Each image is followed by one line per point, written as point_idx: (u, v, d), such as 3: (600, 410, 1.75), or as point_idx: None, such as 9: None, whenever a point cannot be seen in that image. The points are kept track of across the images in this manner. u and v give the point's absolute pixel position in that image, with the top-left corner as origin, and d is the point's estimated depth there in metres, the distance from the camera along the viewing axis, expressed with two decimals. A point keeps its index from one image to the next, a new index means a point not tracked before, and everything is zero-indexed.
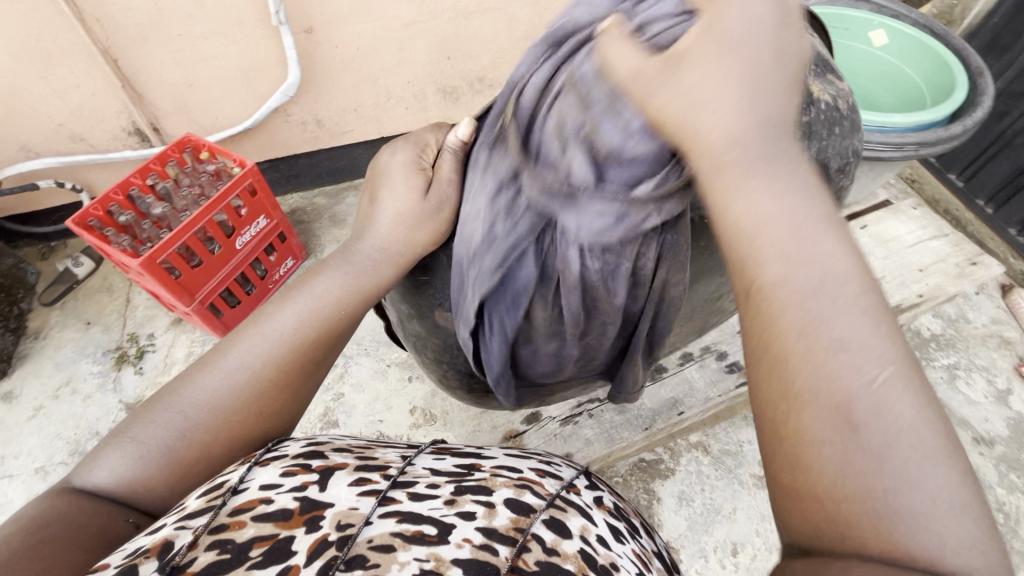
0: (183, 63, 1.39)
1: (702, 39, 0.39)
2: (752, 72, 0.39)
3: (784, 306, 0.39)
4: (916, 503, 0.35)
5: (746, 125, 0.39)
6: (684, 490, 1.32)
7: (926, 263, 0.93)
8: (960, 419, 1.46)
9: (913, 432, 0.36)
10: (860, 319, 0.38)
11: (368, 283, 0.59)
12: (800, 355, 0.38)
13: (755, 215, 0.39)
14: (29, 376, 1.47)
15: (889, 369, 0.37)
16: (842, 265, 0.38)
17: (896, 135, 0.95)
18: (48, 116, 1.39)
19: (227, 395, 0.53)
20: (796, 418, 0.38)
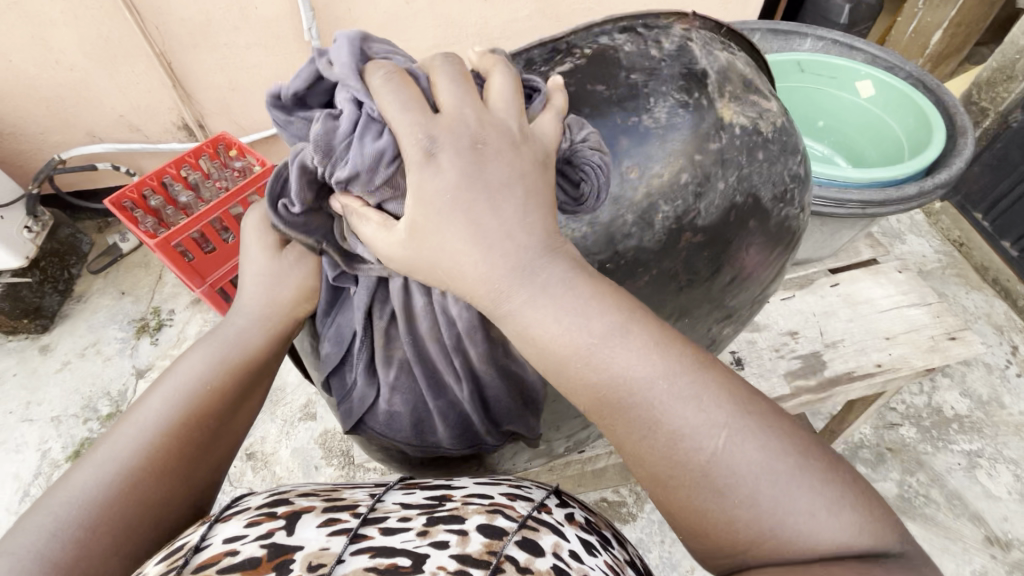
0: (228, 68, 1.54)
1: (455, 163, 0.43)
2: (476, 229, 0.43)
3: (626, 423, 0.44)
4: (793, 521, 0.40)
5: (505, 268, 0.43)
6: (642, 539, 1.26)
7: (895, 331, 0.87)
8: (974, 512, 1.30)
9: (756, 475, 0.41)
10: (686, 390, 0.43)
11: (235, 355, 0.60)
12: (650, 447, 0.44)
13: (566, 342, 0.44)
14: (65, 333, 1.65)
15: (716, 436, 0.42)
16: (656, 359, 0.43)
17: (838, 190, 0.89)
18: (112, 107, 1.57)
19: (100, 487, 0.50)
20: (670, 489, 0.44)
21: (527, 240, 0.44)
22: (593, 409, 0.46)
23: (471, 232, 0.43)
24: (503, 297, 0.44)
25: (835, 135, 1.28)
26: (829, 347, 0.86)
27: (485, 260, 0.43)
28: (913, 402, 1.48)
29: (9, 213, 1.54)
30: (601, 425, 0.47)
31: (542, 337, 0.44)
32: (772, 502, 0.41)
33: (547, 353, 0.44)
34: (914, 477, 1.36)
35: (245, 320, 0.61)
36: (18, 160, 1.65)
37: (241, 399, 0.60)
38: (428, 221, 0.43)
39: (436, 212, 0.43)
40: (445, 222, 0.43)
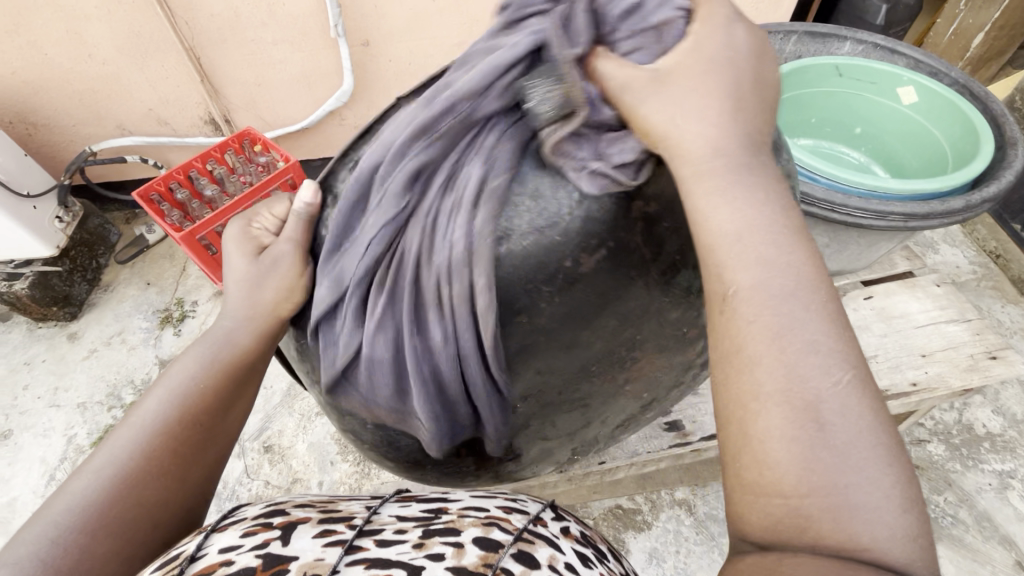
0: (255, 64, 1.55)
1: (750, 35, 0.51)
2: (719, 100, 0.47)
3: (759, 312, 0.43)
4: (864, 489, 0.38)
5: (724, 143, 0.47)
6: (657, 548, 1.24)
7: (931, 348, 0.85)
8: (1005, 536, 1.26)
9: (858, 431, 0.39)
10: (814, 329, 0.42)
11: (225, 356, 0.60)
12: (772, 358, 0.41)
13: (732, 224, 0.45)
14: (92, 322, 1.68)
15: (844, 374, 0.41)
16: (806, 278, 0.43)
17: (878, 202, 0.86)
18: (142, 101, 1.60)
19: (98, 492, 0.51)
20: (758, 408, 0.41)
21: (736, 138, 0.47)
22: (722, 296, 0.45)
23: (728, 99, 0.47)
24: (700, 173, 0.46)
25: (873, 142, 1.24)
26: (861, 363, 0.84)
27: (709, 111, 0.47)
28: (942, 419, 1.43)
29: (41, 203, 1.58)
30: (713, 319, 0.46)
31: (717, 216, 0.46)
32: (863, 464, 0.38)
33: (710, 229, 0.46)
34: (941, 496, 1.31)
35: (233, 320, 0.62)
36: (51, 151, 1.69)
37: (232, 401, 0.61)
38: (690, 67, 0.48)
39: (696, 68, 0.48)
40: (712, 66, 0.48)
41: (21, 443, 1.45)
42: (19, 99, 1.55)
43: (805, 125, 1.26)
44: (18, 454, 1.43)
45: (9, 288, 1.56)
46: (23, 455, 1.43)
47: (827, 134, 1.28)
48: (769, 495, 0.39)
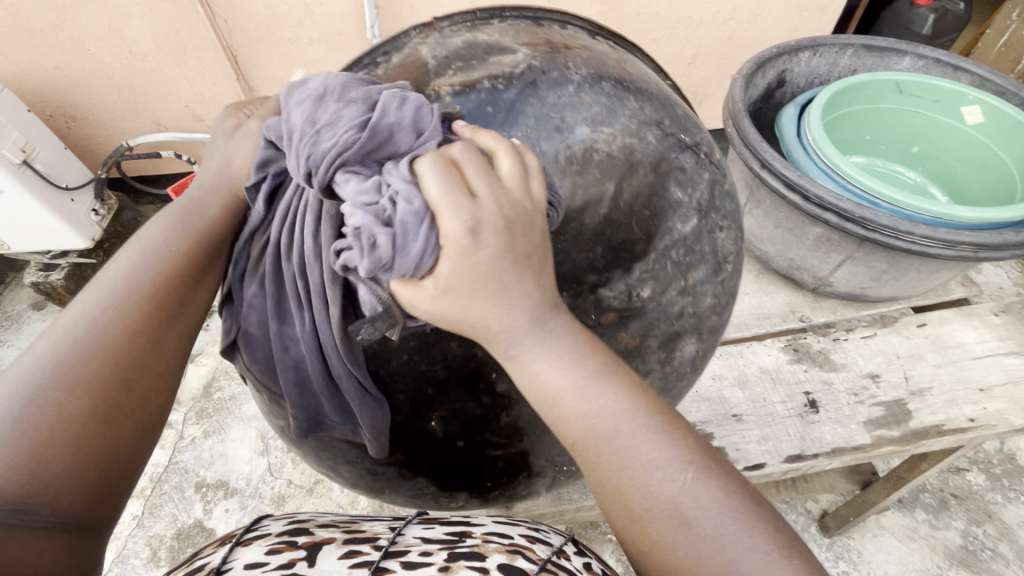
0: (290, 64, 1.55)
1: (494, 243, 0.43)
2: (508, 284, 0.45)
3: (602, 452, 0.46)
4: (744, 569, 0.41)
5: (533, 310, 0.47)
6: None
7: (990, 383, 0.85)
8: None
9: (719, 517, 0.43)
10: (653, 443, 0.45)
11: (197, 222, 0.59)
12: (625, 483, 0.45)
13: (562, 377, 0.47)
14: None
15: (685, 473, 0.44)
16: (626, 406, 0.46)
17: (948, 230, 0.82)
18: (178, 98, 1.62)
19: (69, 354, 0.50)
20: (638, 526, 0.45)
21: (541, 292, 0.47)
22: (574, 440, 0.47)
23: (514, 271, 0.45)
24: (512, 335, 0.47)
25: (930, 161, 1.20)
26: (915, 396, 0.85)
27: (513, 303, 0.45)
28: (983, 447, 1.38)
29: (79, 196, 1.60)
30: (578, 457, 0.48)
31: (545, 367, 0.47)
32: (734, 545, 0.42)
33: (542, 389, 0.47)
34: (980, 528, 1.26)
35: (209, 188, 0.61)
36: (88, 144, 1.72)
37: (207, 273, 0.59)
38: (467, 269, 0.44)
39: (471, 283, 0.43)
40: (495, 267, 0.43)
41: None
42: (60, 93, 1.57)
43: (859, 141, 1.22)
44: None
45: (45, 278, 1.60)
46: None
47: (882, 151, 1.23)
48: None
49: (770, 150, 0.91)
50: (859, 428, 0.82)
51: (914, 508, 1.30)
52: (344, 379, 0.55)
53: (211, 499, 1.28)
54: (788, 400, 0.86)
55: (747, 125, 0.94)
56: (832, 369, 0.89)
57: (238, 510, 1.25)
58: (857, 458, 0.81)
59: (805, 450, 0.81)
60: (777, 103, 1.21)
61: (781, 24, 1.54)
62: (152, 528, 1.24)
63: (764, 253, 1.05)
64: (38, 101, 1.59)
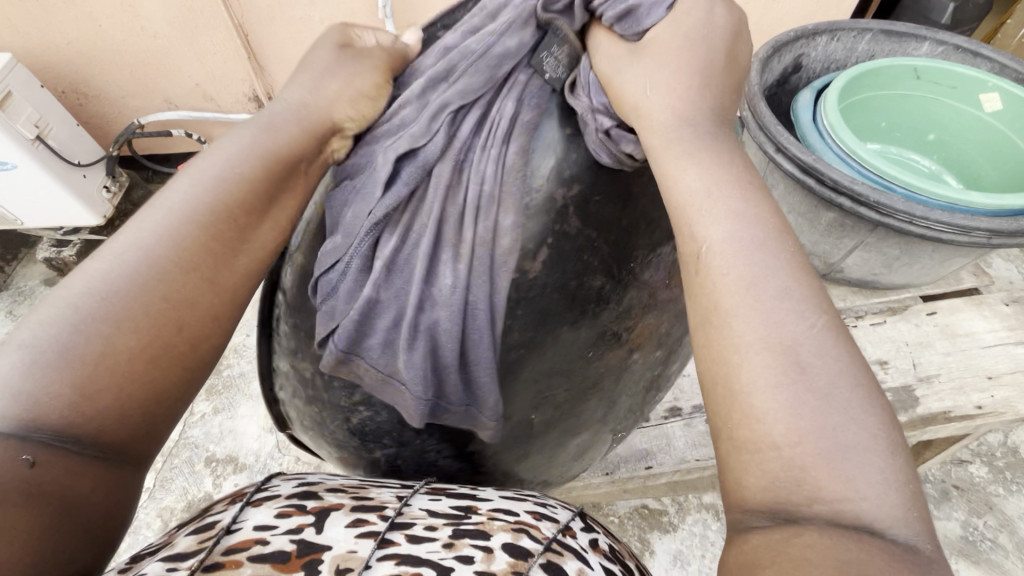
0: (302, 43, 1.55)
1: (727, 13, 0.50)
2: (673, 61, 0.48)
3: (720, 264, 0.39)
4: (861, 445, 0.33)
5: (714, 111, 0.46)
6: (681, 551, 1.23)
7: (999, 371, 0.85)
8: None
9: (844, 378, 0.35)
10: (785, 273, 0.38)
11: (248, 162, 0.47)
12: (745, 307, 0.37)
13: (718, 182, 0.42)
14: None
15: (819, 316, 0.37)
16: (770, 225, 0.40)
17: (962, 216, 0.82)
18: (190, 76, 1.61)
19: (116, 280, 0.41)
20: (745, 362, 0.36)
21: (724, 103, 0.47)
22: (697, 251, 0.40)
23: (707, 73, 0.47)
24: (664, 143, 0.45)
25: (946, 150, 1.19)
26: (923, 383, 0.85)
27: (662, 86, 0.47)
28: (986, 440, 1.38)
29: (91, 172, 1.61)
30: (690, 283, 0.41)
31: (682, 180, 0.43)
32: (858, 413, 0.34)
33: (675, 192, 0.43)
34: (981, 519, 1.27)
35: (260, 126, 0.49)
36: (100, 121, 1.73)
37: (282, 194, 0.49)
38: (666, 40, 0.48)
39: (682, 43, 0.48)
40: (697, 44, 0.48)
41: None
42: (73, 69, 1.57)
43: (874, 129, 1.21)
44: None
45: (57, 253, 1.63)
46: None
47: (897, 139, 1.22)
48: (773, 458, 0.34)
49: (784, 134, 0.91)
50: None
51: None
52: (479, 367, 0.55)
53: (221, 473, 1.30)
54: None
55: (763, 108, 0.93)
56: None
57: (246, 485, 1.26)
58: None
59: None
60: (793, 88, 1.20)
61: (798, 10, 1.51)
62: (163, 500, 1.26)
63: None
64: (51, 77, 1.59)
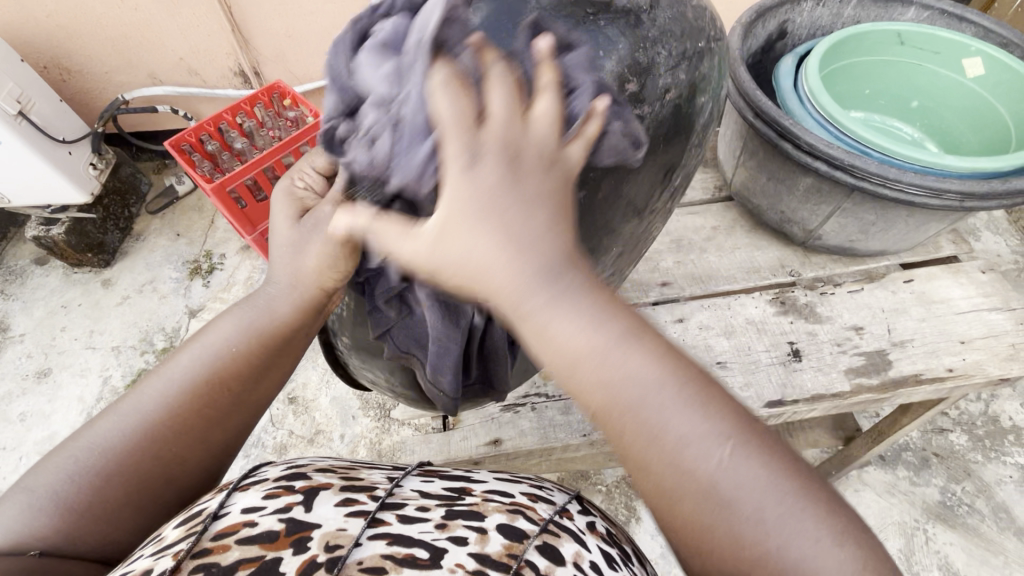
0: (285, 14, 1.51)
1: (493, 169, 0.40)
2: (519, 221, 0.40)
3: (629, 419, 0.42)
4: (798, 544, 0.39)
5: (541, 266, 0.41)
6: None
7: (971, 335, 0.88)
8: (1020, 527, 1.24)
9: (762, 491, 0.40)
10: (684, 421, 0.41)
11: (264, 325, 0.55)
12: (660, 463, 0.42)
13: (586, 340, 0.42)
14: (126, 269, 1.70)
15: (722, 451, 0.41)
16: (658, 363, 0.42)
17: (935, 178, 0.83)
18: (173, 50, 1.59)
19: (119, 445, 0.49)
20: (681, 507, 0.42)
21: (556, 240, 0.42)
22: (600, 416, 0.43)
23: (543, 221, 0.41)
24: (532, 324, 0.42)
25: (929, 117, 1.19)
26: (896, 347, 0.88)
27: (524, 250, 0.40)
28: (967, 409, 1.41)
29: (76, 149, 1.60)
30: (610, 436, 0.44)
31: (558, 336, 0.42)
32: (787, 518, 0.40)
33: (559, 352, 0.42)
34: (959, 485, 1.30)
35: (276, 286, 0.56)
36: (85, 97, 1.71)
37: (278, 362, 0.57)
38: (461, 220, 0.40)
39: (472, 218, 0.40)
40: (492, 210, 0.40)
41: (59, 382, 1.49)
42: (55, 44, 1.55)
43: (859, 96, 1.21)
44: (58, 392, 1.47)
45: (46, 232, 1.57)
46: (61, 394, 1.47)
47: (881, 106, 1.22)
48: None
49: (764, 98, 0.91)
50: (838, 376, 0.86)
51: (896, 466, 1.34)
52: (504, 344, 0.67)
53: None
54: (772, 349, 0.90)
55: (743, 74, 0.94)
56: (817, 321, 0.92)
57: (242, 459, 1.27)
58: (837, 404, 0.85)
59: (786, 396, 0.85)
60: (778, 55, 1.20)
61: None
62: None
63: (757, 206, 1.05)
64: (32, 52, 1.57)
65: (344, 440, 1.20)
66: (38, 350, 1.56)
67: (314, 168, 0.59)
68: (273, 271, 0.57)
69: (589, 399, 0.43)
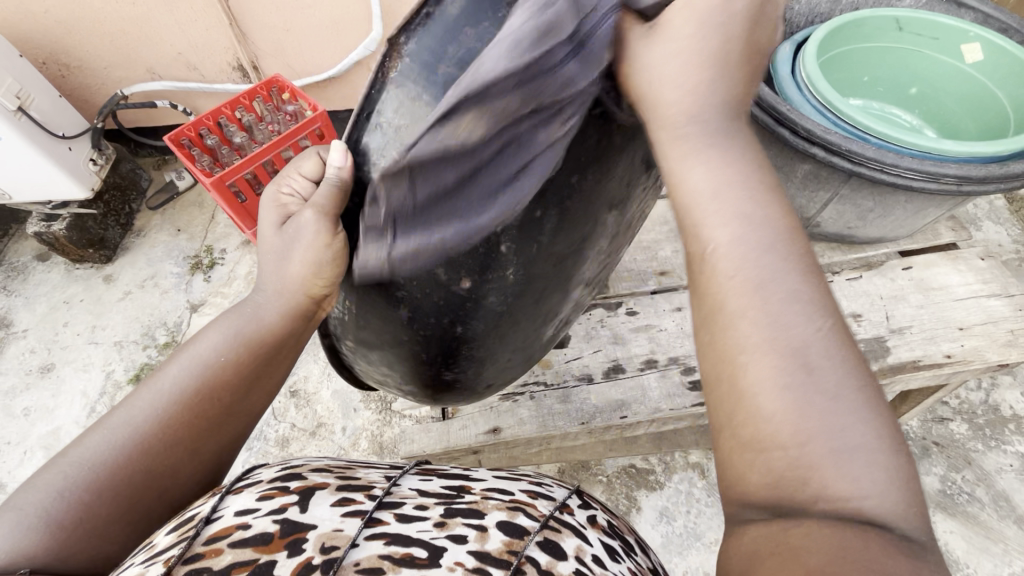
0: (283, 8, 1.51)
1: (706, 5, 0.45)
2: (717, 58, 0.45)
3: (739, 263, 0.42)
4: (851, 445, 0.37)
5: (698, 106, 0.45)
6: (668, 507, 1.27)
7: (969, 322, 0.88)
8: (1020, 515, 1.25)
9: (845, 380, 0.39)
10: (795, 280, 0.41)
11: (251, 331, 0.56)
12: (754, 311, 0.41)
13: (707, 187, 0.44)
14: (127, 265, 1.70)
15: (827, 322, 0.40)
16: (783, 230, 0.43)
17: (933, 163, 0.83)
18: (171, 45, 1.59)
19: (110, 455, 0.48)
20: (748, 367, 0.40)
21: (723, 99, 0.45)
22: (702, 253, 0.44)
23: (718, 63, 0.45)
24: (664, 149, 0.46)
25: (928, 104, 1.18)
26: (895, 334, 0.88)
27: (708, 79, 0.45)
28: (967, 398, 1.41)
29: (76, 145, 1.60)
30: (699, 282, 0.44)
31: (687, 175, 0.45)
32: (864, 417, 0.38)
33: (684, 182, 0.45)
34: (959, 474, 1.31)
35: (263, 297, 0.58)
36: (84, 93, 1.71)
37: (269, 369, 0.57)
38: (678, 25, 0.45)
39: (700, 46, 0.45)
40: (706, 33, 0.45)
41: (63, 377, 1.50)
42: (52, 39, 1.55)
43: (857, 84, 1.21)
44: (61, 386, 1.48)
45: (47, 228, 1.58)
46: (65, 388, 1.48)
47: (880, 94, 1.22)
48: (781, 455, 0.38)
49: (761, 85, 0.90)
50: None
51: None
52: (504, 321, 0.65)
53: None
54: None
55: None
56: None
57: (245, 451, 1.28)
58: None
59: None
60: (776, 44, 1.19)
61: None
62: None
63: None
64: (31, 48, 1.57)
65: (346, 433, 1.21)
66: (41, 345, 1.56)
67: (301, 174, 0.59)
68: (257, 285, 0.59)
69: (700, 230, 0.44)
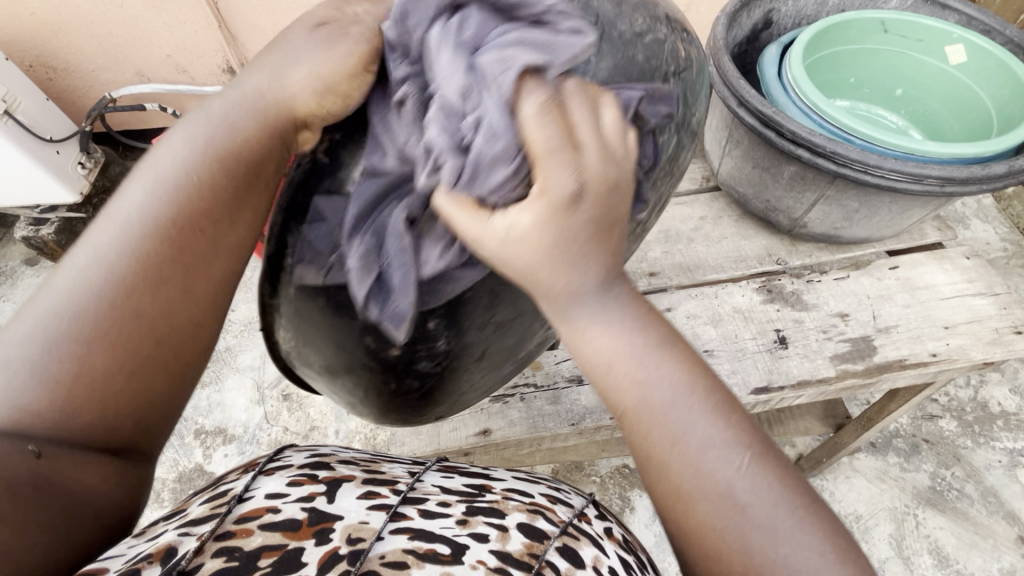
0: (272, 10, 1.51)
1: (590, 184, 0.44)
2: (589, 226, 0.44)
3: (654, 424, 0.45)
4: (798, 558, 0.42)
5: (588, 270, 0.45)
6: None
7: (955, 320, 0.89)
8: (1009, 510, 1.26)
9: (773, 504, 0.43)
10: (703, 426, 0.45)
11: (223, 142, 0.50)
12: (676, 464, 0.45)
13: (612, 350, 0.46)
14: None
15: (743, 457, 0.44)
16: (682, 381, 0.46)
17: (915, 164, 0.84)
18: (160, 47, 1.58)
19: (88, 297, 0.45)
20: (694, 511, 0.44)
21: (604, 250, 0.46)
22: (617, 413, 0.48)
23: (591, 231, 0.44)
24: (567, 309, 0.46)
25: (913, 105, 1.19)
26: (881, 332, 0.89)
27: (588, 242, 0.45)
28: (956, 395, 1.42)
29: (64, 148, 1.58)
30: (630, 440, 0.47)
31: (591, 346, 0.47)
32: (794, 529, 0.42)
33: (593, 353, 0.47)
34: (948, 470, 1.32)
35: (233, 106, 0.51)
36: (72, 96, 1.69)
37: (252, 193, 0.52)
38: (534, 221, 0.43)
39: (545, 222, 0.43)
40: (565, 216, 0.43)
41: None
42: (39, 42, 1.53)
43: (843, 85, 1.22)
44: None
45: (36, 232, 1.56)
46: None
47: (866, 95, 1.23)
48: None
49: (747, 88, 0.91)
50: (824, 362, 0.87)
51: (886, 452, 1.35)
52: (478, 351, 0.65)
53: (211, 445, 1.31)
54: (759, 336, 0.91)
55: (727, 63, 0.95)
56: (803, 308, 0.93)
57: (237, 456, 1.27)
58: (823, 389, 0.86)
59: (772, 382, 0.86)
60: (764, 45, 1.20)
61: None
62: None
63: (743, 195, 1.06)
64: (17, 50, 1.55)
65: (338, 436, 1.20)
66: None
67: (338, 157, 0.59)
68: (224, 94, 0.52)
69: (613, 398, 0.47)
